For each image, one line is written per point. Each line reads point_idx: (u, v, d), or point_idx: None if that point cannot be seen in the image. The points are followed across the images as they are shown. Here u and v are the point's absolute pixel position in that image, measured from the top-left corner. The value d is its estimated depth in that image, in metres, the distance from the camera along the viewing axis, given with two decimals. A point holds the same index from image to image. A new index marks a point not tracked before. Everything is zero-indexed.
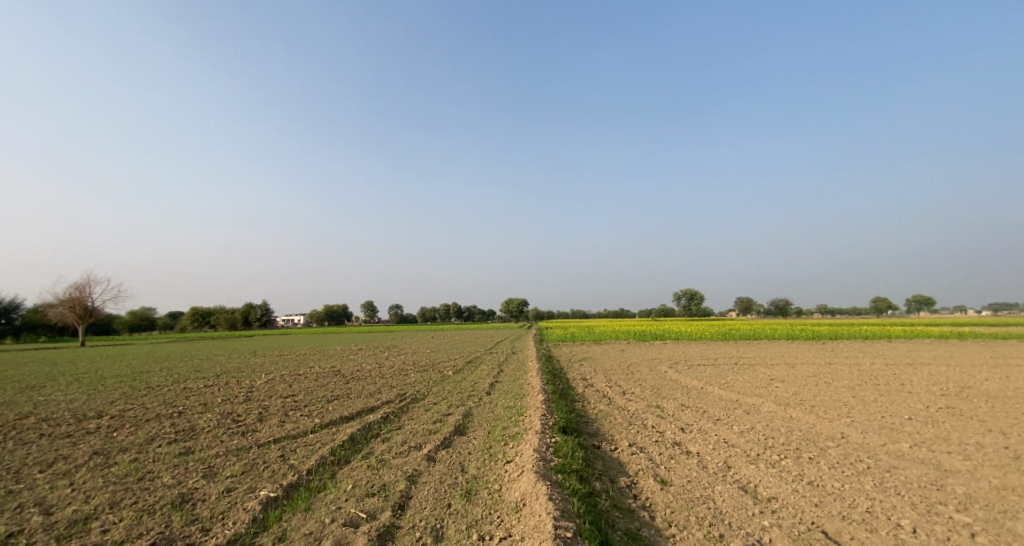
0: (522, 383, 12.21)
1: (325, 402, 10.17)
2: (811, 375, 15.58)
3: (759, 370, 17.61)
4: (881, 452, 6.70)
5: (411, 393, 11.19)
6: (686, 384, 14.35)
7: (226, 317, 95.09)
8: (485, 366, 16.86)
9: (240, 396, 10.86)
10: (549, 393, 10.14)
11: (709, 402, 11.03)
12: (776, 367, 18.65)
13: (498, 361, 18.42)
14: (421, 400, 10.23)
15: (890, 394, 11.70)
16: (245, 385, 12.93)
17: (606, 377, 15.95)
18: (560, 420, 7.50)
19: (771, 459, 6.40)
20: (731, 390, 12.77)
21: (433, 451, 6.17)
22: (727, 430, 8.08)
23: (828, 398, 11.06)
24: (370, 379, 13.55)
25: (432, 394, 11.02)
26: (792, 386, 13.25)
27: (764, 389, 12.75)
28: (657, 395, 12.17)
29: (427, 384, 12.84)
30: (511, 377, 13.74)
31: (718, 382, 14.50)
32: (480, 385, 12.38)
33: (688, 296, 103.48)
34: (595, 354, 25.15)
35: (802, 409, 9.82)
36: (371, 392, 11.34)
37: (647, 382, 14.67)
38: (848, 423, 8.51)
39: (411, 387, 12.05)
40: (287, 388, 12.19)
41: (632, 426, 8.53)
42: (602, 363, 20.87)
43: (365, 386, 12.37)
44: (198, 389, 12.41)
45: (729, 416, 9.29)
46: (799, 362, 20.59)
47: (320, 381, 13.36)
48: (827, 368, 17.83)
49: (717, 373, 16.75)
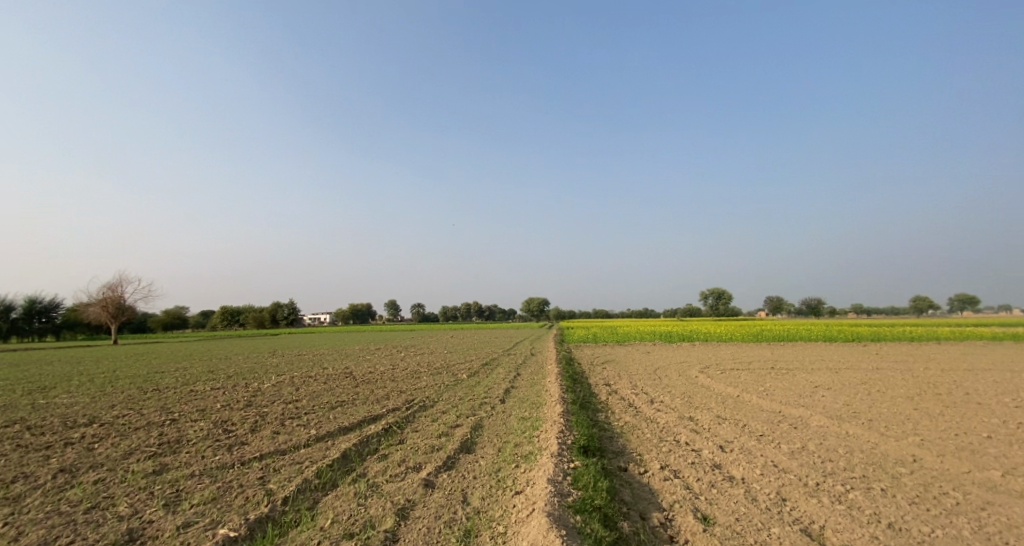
0: (540, 390, 11.29)
1: (327, 409, 9.48)
2: (859, 383, 14.24)
3: (800, 375, 16.27)
4: (970, 482, 5.58)
5: (419, 400, 10.41)
6: (720, 391, 13.20)
7: (254, 316, 97.02)
8: (502, 369, 16.03)
9: (241, 401, 10.28)
10: (567, 403, 9.21)
11: (748, 414, 9.94)
12: (817, 372, 17.26)
13: (516, 363, 17.58)
14: (429, 409, 9.44)
15: (957, 406, 10.37)
16: (250, 388, 12.39)
17: (631, 382, 14.93)
18: (580, 438, 6.58)
19: (835, 492, 5.36)
20: (772, 399, 11.60)
21: (433, 475, 5.34)
22: (774, 451, 7.03)
23: (886, 411, 9.83)
24: (380, 383, 12.86)
25: (442, 401, 10.22)
26: (840, 395, 11.99)
27: (809, 399, 11.55)
28: (689, 404, 11.11)
29: (438, 388, 12.07)
30: (528, 382, 12.82)
31: (755, 389, 13.32)
32: (495, 391, 11.53)
33: (716, 295, 100.41)
34: (619, 356, 24.07)
35: (858, 424, 8.67)
36: (377, 398, 10.60)
37: (677, 389, 13.58)
38: (918, 443, 7.36)
39: (421, 393, 11.27)
40: (291, 392, 11.57)
41: (663, 443, 7.57)
42: (627, 366, 19.78)
43: (372, 391, 11.64)
44: (203, 392, 11.91)
45: (775, 432, 8.21)
46: (842, 366, 19.08)
47: (327, 385, 12.71)
48: (876, 374, 16.35)
49: (753, 379, 15.50)
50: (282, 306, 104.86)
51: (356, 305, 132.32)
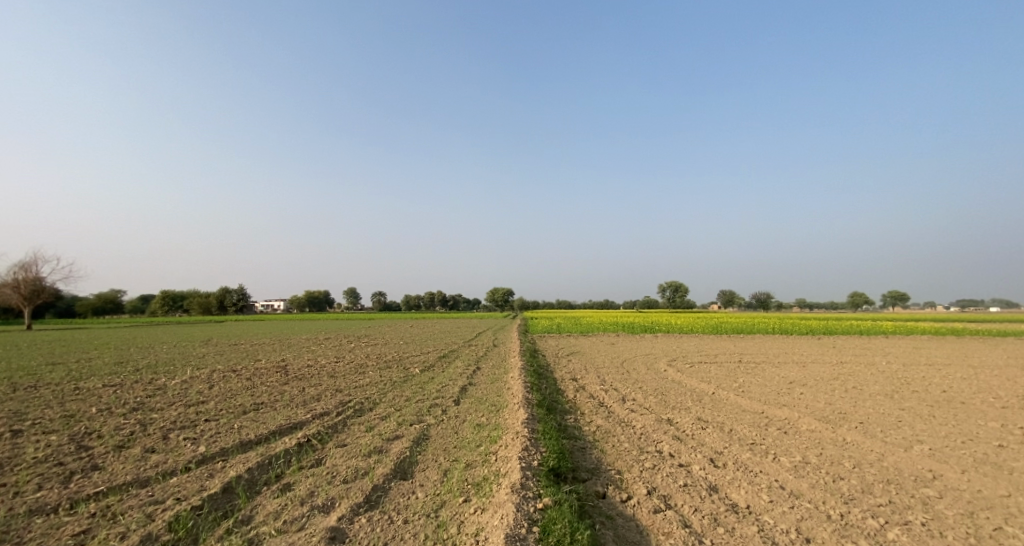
0: (500, 389, 9.84)
1: (237, 414, 7.68)
2: (831, 379, 13.66)
3: (770, 370, 15.66)
4: (1017, 517, 4.60)
5: (356, 401, 8.72)
6: (694, 388, 12.20)
7: (199, 301, 90.68)
8: (460, 362, 14.54)
9: (130, 405, 8.30)
10: (532, 406, 7.82)
11: (731, 415, 8.93)
12: (786, 366, 16.73)
13: (476, 356, 16.12)
14: (366, 413, 7.82)
15: (942, 407, 9.72)
16: (152, 387, 10.31)
17: (599, 377, 13.78)
18: (548, 459, 5.21)
19: (869, 530, 4.22)
20: (751, 398, 10.67)
21: (344, 526, 3.80)
22: (776, 467, 5.90)
23: (875, 412, 9.04)
24: (315, 380, 11.05)
25: (382, 404, 8.58)
26: (819, 392, 11.23)
27: (789, 397, 10.70)
28: (664, 404, 9.99)
29: (382, 386, 10.45)
30: (488, 379, 11.34)
31: (730, 385, 12.46)
32: (449, 389, 10.03)
33: (674, 288, 102.33)
34: (585, 347, 23.04)
35: (853, 428, 7.75)
36: (305, 399, 8.83)
37: (648, 385, 12.51)
38: (929, 454, 6.43)
39: (360, 392, 9.57)
40: (200, 391, 9.60)
41: (644, 456, 6.32)
42: (593, 358, 18.73)
43: (301, 390, 9.82)
44: (89, 392, 9.77)
45: (767, 440, 7.14)
46: (808, 360, 18.73)
47: (249, 382, 10.75)
48: (843, 369, 15.94)
49: (724, 374, 14.68)
50: (230, 291, 98.48)
51: (312, 292, 126.77)
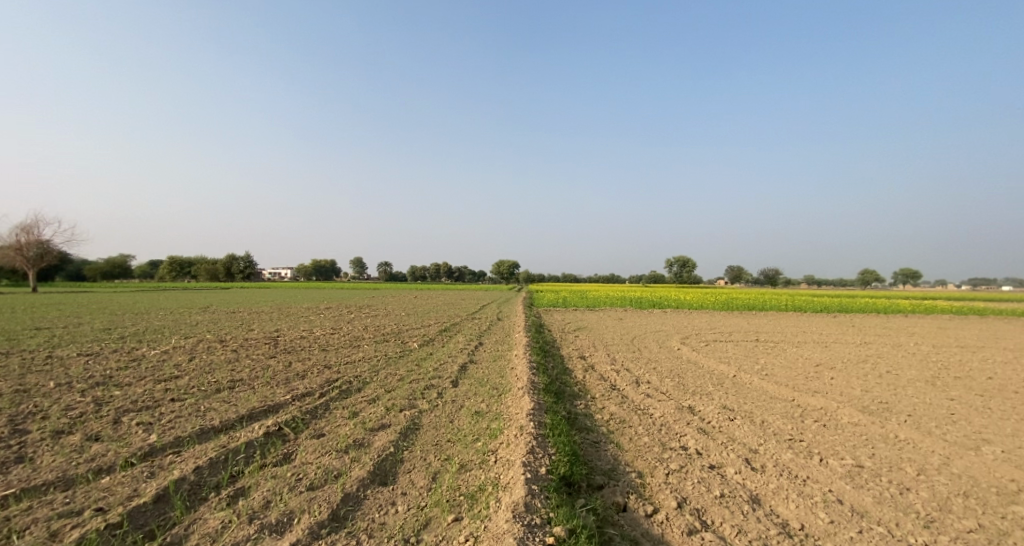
0: (503, 369, 8.97)
1: (207, 393, 6.86)
2: (858, 362, 12.69)
3: (791, 351, 14.72)
4: None
5: (344, 380, 7.91)
6: (713, 370, 11.29)
7: (206, 268, 90.70)
8: (461, 337, 13.69)
9: (94, 380, 7.52)
10: (539, 392, 6.92)
11: (759, 403, 8.03)
12: (806, 347, 15.77)
13: (479, 330, 15.29)
14: (351, 395, 6.98)
15: (993, 397, 8.73)
16: (128, 359, 9.55)
17: (609, 356, 12.92)
18: (558, 465, 4.32)
19: None
20: (778, 383, 9.75)
21: None
22: (826, 472, 4.98)
23: (921, 402, 8.07)
24: (303, 354, 10.24)
25: (373, 383, 7.74)
26: (851, 377, 10.28)
27: (819, 382, 9.75)
28: (682, 388, 9.11)
29: (376, 361, 9.63)
30: (490, 357, 10.51)
31: (751, 368, 11.55)
32: (447, 367, 9.19)
33: (681, 262, 101.04)
34: (592, 323, 22.19)
35: (903, 422, 6.79)
36: (288, 376, 8.02)
37: (663, 365, 11.61)
38: (1004, 459, 5.46)
39: (350, 369, 8.72)
40: (178, 365, 8.84)
41: (668, 455, 5.43)
42: (601, 335, 17.88)
43: (287, 365, 9.02)
44: (58, 363, 9.03)
45: (807, 435, 6.22)
46: (828, 340, 17.72)
47: (233, 355, 10.00)
48: (869, 352, 14.95)
49: (743, 354, 13.77)
50: (236, 258, 98.53)
51: (319, 261, 126.76)
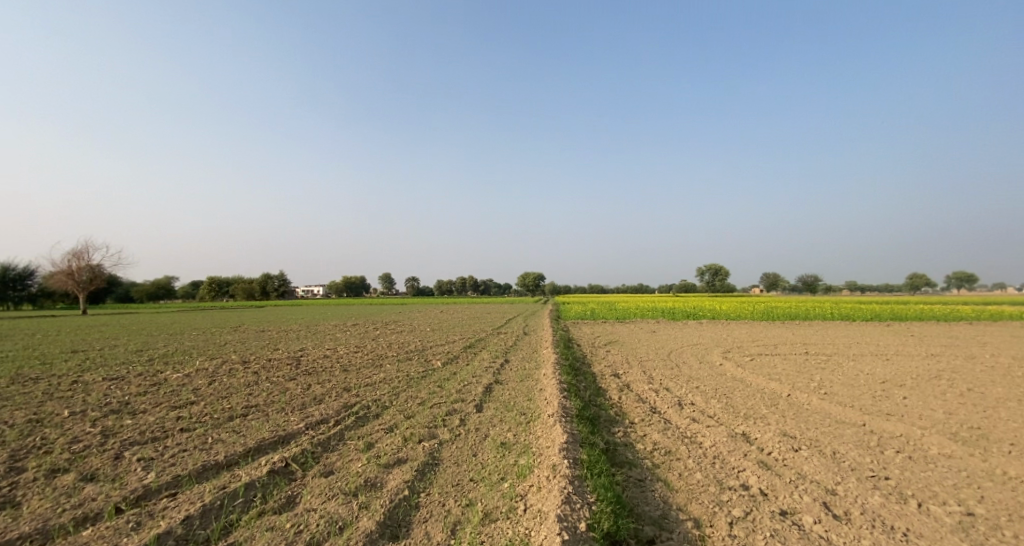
0: (532, 392, 8.29)
1: (218, 421, 6.45)
2: (929, 379, 11.40)
3: (848, 365, 13.49)
4: None
5: (362, 405, 7.41)
6: (763, 388, 10.28)
7: (243, 287, 93.68)
8: (487, 354, 13.08)
9: (109, 408, 7.25)
10: (572, 419, 6.22)
11: (824, 430, 7.08)
12: (864, 361, 14.43)
13: (506, 346, 14.66)
14: (367, 423, 6.45)
15: None
16: (148, 383, 9.33)
17: (645, 373, 12.05)
18: (599, 520, 3.62)
19: None
20: (841, 404, 8.71)
21: None
22: (930, 522, 4.09)
23: (1021, 428, 6.95)
24: (323, 376, 9.81)
25: (392, 409, 7.20)
26: (927, 397, 9.12)
27: (890, 404, 8.66)
28: (732, 411, 8.20)
29: (397, 383, 9.10)
30: (517, 376, 9.84)
31: (806, 386, 10.48)
32: (471, 389, 8.59)
33: (714, 271, 98.10)
34: (624, 336, 21.23)
35: (1006, 455, 5.76)
36: (305, 402, 7.57)
37: (707, 384, 10.67)
38: None
39: (369, 392, 8.23)
40: (196, 389, 8.55)
41: (728, 497, 4.62)
42: (636, 349, 16.95)
43: (305, 389, 8.59)
44: (79, 389, 8.87)
45: (893, 473, 5.27)
46: (888, 354, 16.26)
47: (253, 378, 9.66)
48: (938, 367, 13.53)
49: (794, 370, 12.64)
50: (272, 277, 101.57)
51: (350, 278, 129.12)
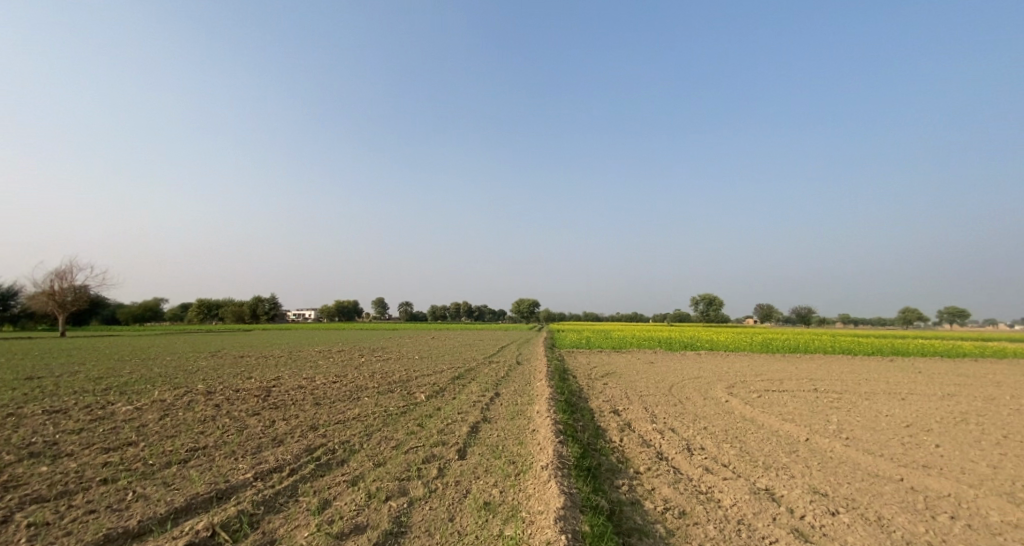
0: (524, 432, 7.34)
1: (151, 467, 5.42)
2: (954, 426, 10.59)
3: (861, 406, 12.74)
4: None
5: (327, 448, 6.41)
6: (778, 431, 9.39)
7: (232, 309, 91.92)
8: (475, 386, 12.08)
9: (28, 449, 6.17)
10: (569, 473, 5.28)
11: (859, 486, 6.24)
12: (878, 402, 13.59)
13: (497, 378, 13.67)
14: (329, 472, 5.47)
15: None
16: (89, 416, 8.20)
17: (647, 410, 11.12)
18: None
19: None
20: (869, 453, 7.90)
21: None
22: None
23: None
24: (290, 411, 8.76)
25: (361, 453, 6.22)
26: (959, 448, 8.38)
27: (923, 456, 7.81)
28: (749, 460, 7.31)
29: (371, 420, 8.11)
30: (508, 413, 8.89)
31: (825, 429, 9.65)
32: (455, 429, 7.63)
33: (709, 300, 97.70)
34: (622, 367, 20.29)
35: None
36: (261, 443, 6.55)
37: (715, 425, 9.79)
38: None
39: (338, 432, 7.24)
40: (139, 425, 7.48)
41: None
42: (635, 382, 16.02)
43: (266, 426, 7.57)
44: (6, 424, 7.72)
45: None
46: (901, 395, 15.49)
47: (211, 412, 8.58)
48: (958, 411, 12.73)
49: (806, 409, 11.78)
50: (263, 300, 99.99)
51: (342, 302, 127.23)
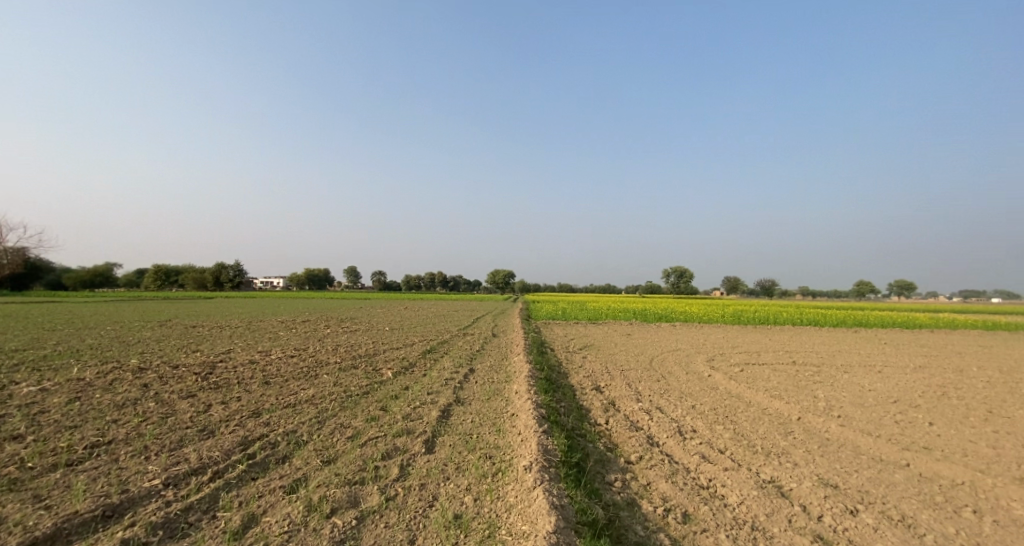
0: (501, 417, 6.48)
1: (27, 473, 4.26)
2: (938, 401, 10.35)
3: (843, 380, 12.51)
4: None
5: (267, 442, 5.36)
6: (768, 410, 8.88)
7: (193, 276, 87.88)
8: (448, 361, 11.16)
9: None
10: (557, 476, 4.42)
11: (869, 475, 5.67)
12: (858, 375, 13.41)
13: (471, 352, 12.77)
14: (262, 474, 4.44)
15: None
16: None
17: (631, 387, 10.47)
18: None
19: None
20: (866, 435, 7.43)
21: None
22: None
23: None
24: (232, 392, 7.63)
25: (308, 448, 5.22)
26: (953, 427, 8.03)
27: (923, 437, 7.36)
28: (746, 445, 6.67)
29: (327, 403, 7.09)
30: (483, 393, 8.00)
31: (815, 407, 9.20)
32: (423, 413, 6.68)
33: (680, 272, 99.23)
34: (600, 339, 19.76)
35: None
36: (187, 435, 5.44)
37: (702, 404, 9.21)
38: None
39: (284, 419, 6.20)
40: (39, 412, 6.22)
41: None
42: (615, 355, 15.46)
43: (197, 412, 6.44)
44: None
45: None
46: (876, 367, 15.49)
47: (136, 394, 7.36)
48: (936, 384, 12.62)
49: (791, 385, 11.38)
50: (227, 266, 96.00)
51: (311, 271, 123.73)
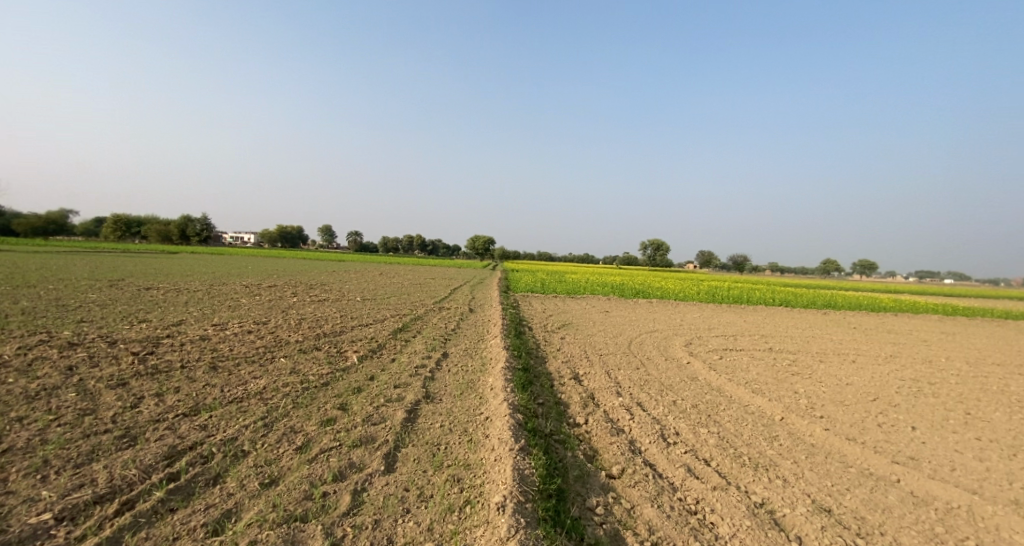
0: (474, 422, 5.85)
1: None
2: (915, 398, 10.27)
3: (821, 372, 12.40)
4: None
5: (196, 454, 4.57)
6: (752, 408, 8.56)
7: (156, 228, 83.78)
8: (420, 343, 10.47)
9: None
10: (535, 517, 3.85)
11: (864, 496, 5.32)
12: (834, 366, 13.34)
13: (445, 331, 12.07)
14: (181, 508, 3.70)
15: None
16: None
17: (610, 376, 10.02)
18: None
19: None
20: (852, 441, 7.15)
21: None
22: None
23: None
24: (170, 382, 6.73)
25: (246, 464, 4.48)
26: (936, 433, 7.86)
27: (909, 446, 7.12)
28: (733, 455, 6.25)
29: (278, 398, 6.32)
30: (455, 387, 7.34)
31: (798, 405, 8.93)
32: (387, 415, 5.98)
33: (657, 246, 99.76)
34: (579, 316, 19.37)
35: None
36: (100, 444, 4.61)
37: (685, 399, 8.81)
38: None
39: (224, 421, 5.41)
40: None
41: None
42: (595, 336, 15.04)
43: (123, 409, 5.60)
44: None
45: None
46: (850, 356, 15.55)
47: (54, 381, 6.40)
48: (909, 378, 12.65)
49: (771, 377, 11.14)
50: (194, 221, 91.71)
51: (284, 226, 119.68)
